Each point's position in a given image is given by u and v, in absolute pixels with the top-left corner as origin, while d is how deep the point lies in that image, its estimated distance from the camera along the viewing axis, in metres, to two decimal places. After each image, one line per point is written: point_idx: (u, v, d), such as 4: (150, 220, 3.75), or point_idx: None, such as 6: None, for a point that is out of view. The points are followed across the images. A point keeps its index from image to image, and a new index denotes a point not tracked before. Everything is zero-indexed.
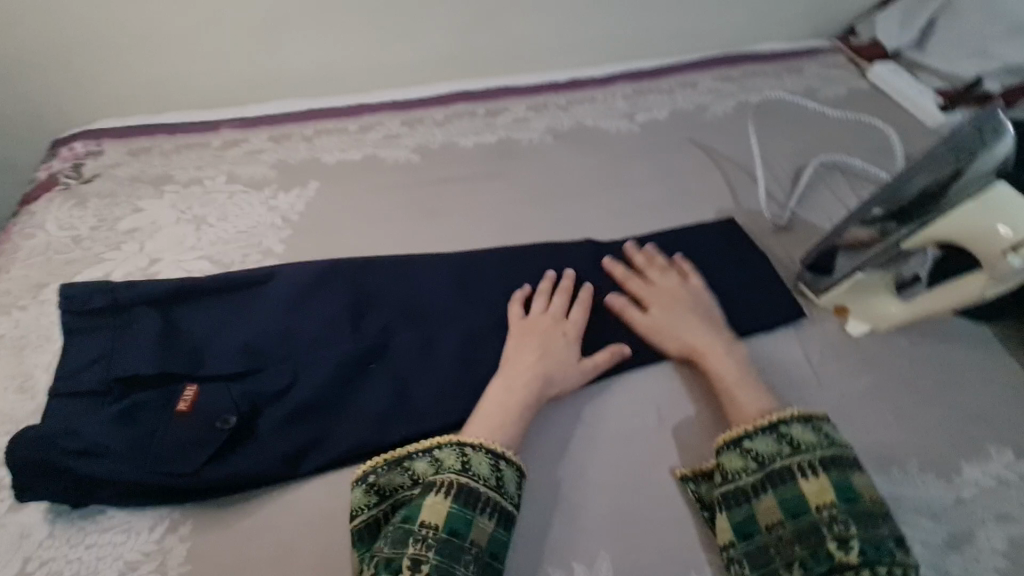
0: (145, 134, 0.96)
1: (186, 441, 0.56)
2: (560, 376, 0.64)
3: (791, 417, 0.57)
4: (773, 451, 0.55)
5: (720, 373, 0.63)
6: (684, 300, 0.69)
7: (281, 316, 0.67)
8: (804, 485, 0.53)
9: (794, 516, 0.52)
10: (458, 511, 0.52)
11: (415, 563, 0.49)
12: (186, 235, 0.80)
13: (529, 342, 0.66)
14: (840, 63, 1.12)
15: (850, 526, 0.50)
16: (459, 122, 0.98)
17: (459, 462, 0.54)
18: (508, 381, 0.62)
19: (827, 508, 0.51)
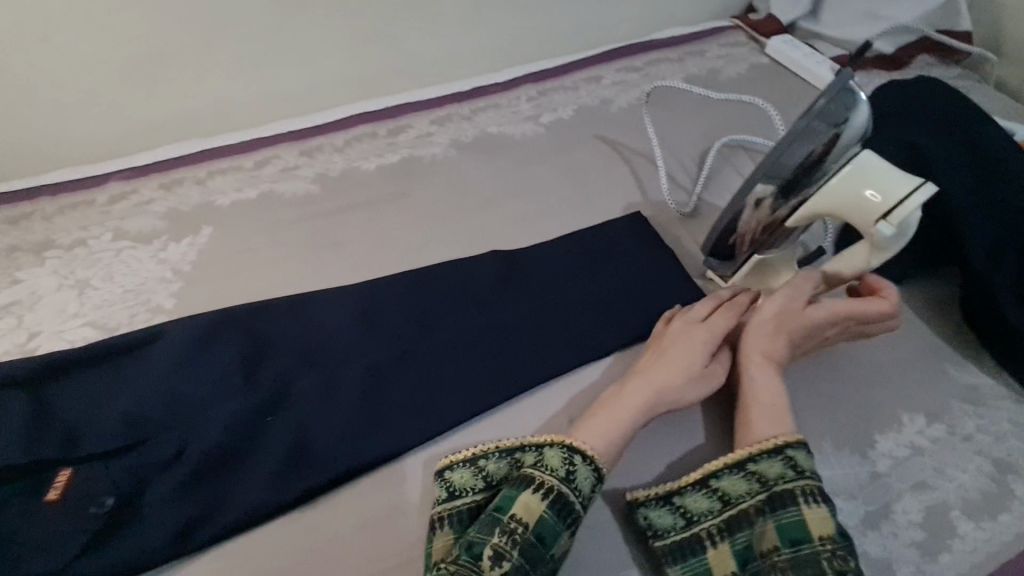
0: (25, 198, 0.90)
1: (61, 532, 0.52)
2: (684, 386, 0.58)
3: (789, 441, 0.53)
4: (777, 473, 0.51)
5: (761, 388, 0.57)
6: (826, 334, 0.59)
7: (166, 378, 0.63)
8: (808, 512, 0.49)
9: (793, 545, 0.48)
10: (551, 518, 0.49)
11: (496, 557, 0.47)
12: (69, 302, 0.75)
13: (673, 345, 0.61)
14: (740, 41, 1.12)
15: (850, 561, 0.46)
16: (360, 146, 0.95)
17: (563, 468, 0.52)
18: (629, 391, 0.58)
19: (829, 541, 0.47)
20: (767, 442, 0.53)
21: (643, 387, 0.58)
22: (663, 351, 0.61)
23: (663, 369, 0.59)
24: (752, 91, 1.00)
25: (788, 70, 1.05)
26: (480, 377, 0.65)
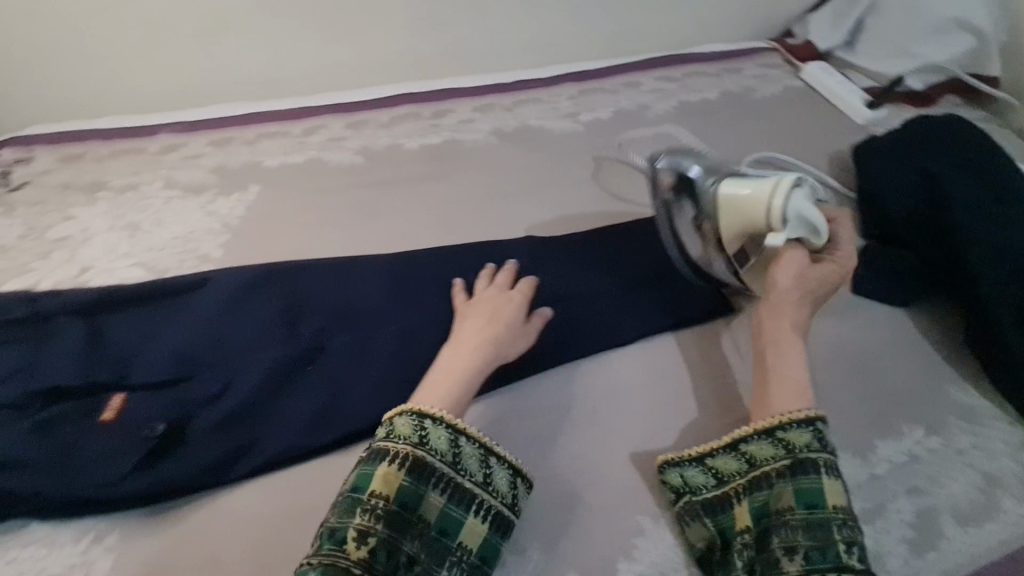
0: (79, 140, 0.93)
1: (112, 449, 0.55)
2: (511, 342, 0.65)
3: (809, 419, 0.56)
4: (806, 442, 0.55)
5: (794, 351, 0.61)
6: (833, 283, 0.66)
7: (214, 321, 0.66)
8: (827, 482, 0.53)
9: (808, 508, 0.52)
10: (411, 484, 0.51)
11: (363, 535, 0.49)
12: (120, 241, 0.78)
13: (476, 313, 0.66)
14: (776, 63, 1.17)
15: (856, 533, 0.51)
16: (405, 124, 0.99)
17: (417, 434, 0.53)
18: (457, 349, 0.62)
19: (841, 510, 0.52)
20: (784, 416, 0.57)
21: (465, 342, 0.62)
22: (480, 313, 0.66)
23: (469, 333, 0.63)
24: (784, 113, 1.04)
25: (820, 95, 1.09)
26: None
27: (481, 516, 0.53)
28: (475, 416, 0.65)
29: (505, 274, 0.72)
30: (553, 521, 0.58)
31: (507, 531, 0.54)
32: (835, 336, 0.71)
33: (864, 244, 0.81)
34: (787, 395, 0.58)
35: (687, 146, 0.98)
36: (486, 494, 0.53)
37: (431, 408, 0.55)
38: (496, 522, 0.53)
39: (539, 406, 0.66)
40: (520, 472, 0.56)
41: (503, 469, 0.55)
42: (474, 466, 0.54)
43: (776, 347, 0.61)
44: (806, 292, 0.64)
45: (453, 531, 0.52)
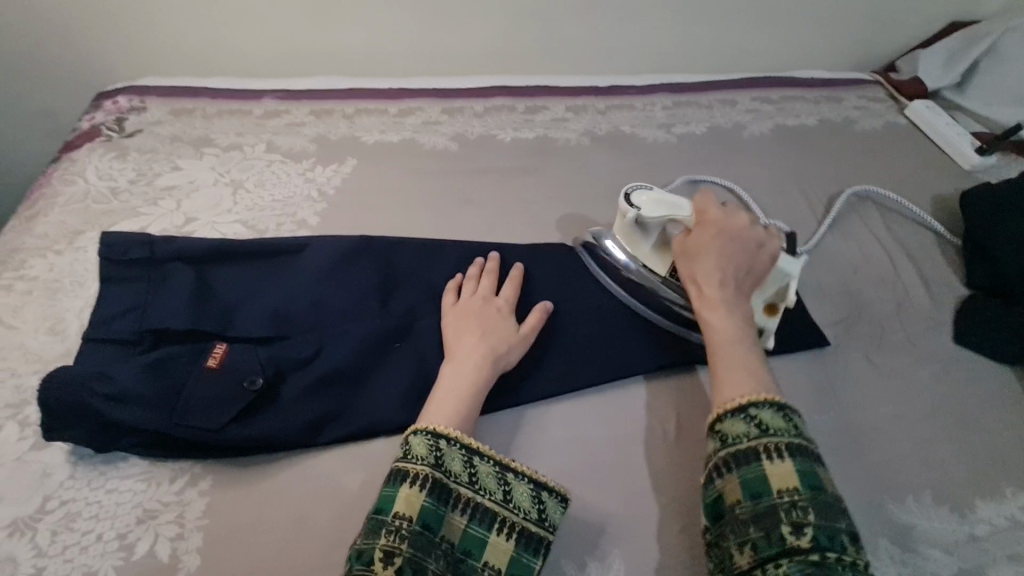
0: (188, 95, 0.96)
1: (215, 396, 0.57)
2: (508, 350, 0.62)
3: (758, 399, 0.52)
4: (739, 432, 0.51)
5: (718, 325, 0.59)
6: (730, 240, 0.64)
7: (313, 285, 0.67)
8: (769, 468, 0.49)
9: (753, 497, 0.48)
10: (432, 505, 0.49)
11: (388, 556, 0.46)
12: (224, 197, 0.81)
13: (468, 325, 0.63)
14: (879, 96, 1.12)
15: (808, 513, 0.46)
16: (498, 116, 0.99)
17: (432, 454, 0.51)
18: (457, 366, 0.59)
19: (788, 493, 0.47)
20: (725, 403, 0.53)
21: (471, 360, 0.59)
22: (474, 327, 0.63)
23: (466, 347, 0.60)
24: (886, 149, 1.01)
25: (925, 135, 1.05)
26: (597, 352, 0.67)
27: (506, 533, 0.51)
28: (556, 416, 0.63)
29: (487, 277, 0.69)
30: (637, 531, 0.56)
31: (537, 549, 0.51)
32: (933, 388, 0.69)
33: (967, 295, 0.78)
34: (730, 371, 0.55)
35: (783, 171, 0.95)
36: (507, 511, 0.51)
37: (445, 427, 0.53)
38: (524, 538, 0.51)
39: (625, 413, 0.64)
40: (543, 486, 0.53)
41: (523, 483, 0.52)
42: (492, 484, 0.52)
43: (706, 328, 0.60)
44: (702, 268, 0.63)
45: (477, 551, 0.50)
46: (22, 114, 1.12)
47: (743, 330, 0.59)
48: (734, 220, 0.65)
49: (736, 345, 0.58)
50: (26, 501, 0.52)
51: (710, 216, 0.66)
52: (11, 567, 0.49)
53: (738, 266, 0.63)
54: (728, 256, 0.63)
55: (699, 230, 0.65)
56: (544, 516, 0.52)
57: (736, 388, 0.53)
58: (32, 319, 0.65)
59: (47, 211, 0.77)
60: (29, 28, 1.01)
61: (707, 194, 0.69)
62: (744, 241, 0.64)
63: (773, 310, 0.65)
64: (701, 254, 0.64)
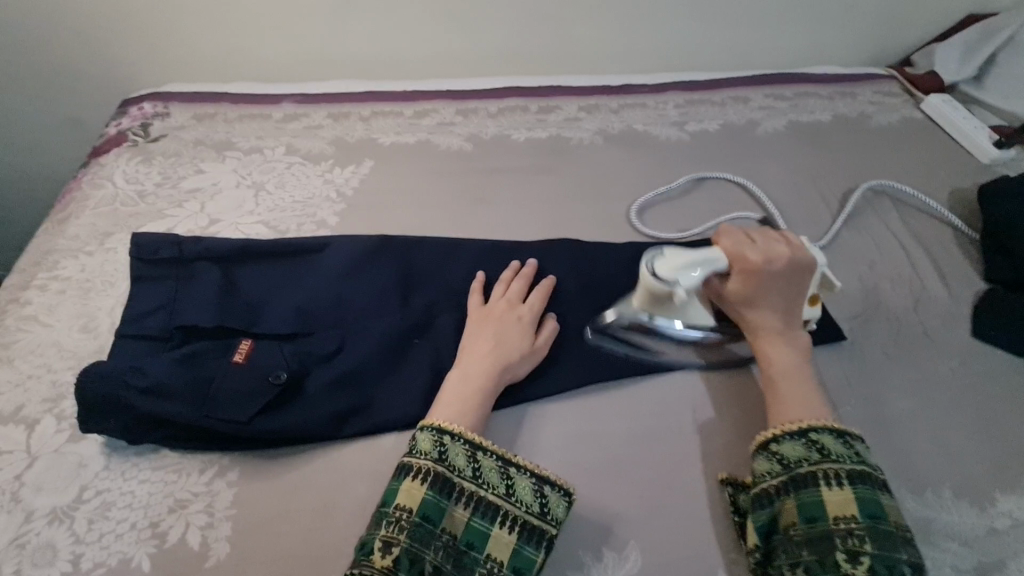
0: (210, 101, 0.99)
1: (243, 389, 0.59)
2: (519, 360, 0.63)
3: (820, 425, 0.54)
4: (800, 455, 0.53)
5: (779, 360, 0.60)
6: (778, 274, 0.63)
7: (333, 283, 0.69)
8: (827, 494, 0.51)
9: (810, 521, 0.50)
10: (434, 498, 0.51)
11: (387, 545, 0.48)
12: (246, 199, 0.83)
13: (485, 329, 0.64)
14: (895, 91, 1.11)
15: (866, 542, 0.48)
16: (512, 116, 1.00)
17: (436, 449, 0.52)
18: (465, 369, 0.60)
19: (846, 521, 0.49)
20: (786, 426, 0.55)
21: (479, 365, 0.60)
22: (489, 332, 0.64)
23: (477, 354, 0.61)
24: (902, 144, 1.00)
25: (942, 129, 1.04)
26: (613, 351, 0.68)
27: (508, 526, 0.51)
28: (574, 411, 0.64)
29: (519, 280, 0.70)
30: (654, 524, 0.56)
31: (540, 542, 0.51)
32: (952, 382, 0.68)
33: (986, 288, 0.78)
34: (794, 405, 0.57)
35: (797, 167, 0.95)
36: (510, 505, 0.52)
37: (449, 424, 0.54)
38: (526, 531, 0.51)
39: (642, 408, 0.64)
40: (547, 480, 0.53)
41: (525, 478, 0.53)
42: (495, 478, 0.53)
43: (765, 362, 0.61)
44: (753, 305, 0.63)
45: (480, 543, 0.51)
46: (51, 122, 1.16)
47: (801, 361, 0.61)
48: (773, 251, 0.63)
49: (797, 378, 0.59)
50: (64, 491, 0.54)
51: (747, 250, 0.63)
52: (51, 553, 0.51)
53: (785, 298, 0.63)
54: (777, 290, 0.63)
55: (739, 267, 0.63)
56: (546, 510, 0.52)
57: (805, 417, 0.55)
58: (67, 317, 0.67)
59: (78, 214, 0.80)
60: (57, 38, 1.05)
61: (727, 228, 0.67)
62: (793, 272, 0.63)
63: (813, 299, 0.66)
64: (753, 293, 0.62)
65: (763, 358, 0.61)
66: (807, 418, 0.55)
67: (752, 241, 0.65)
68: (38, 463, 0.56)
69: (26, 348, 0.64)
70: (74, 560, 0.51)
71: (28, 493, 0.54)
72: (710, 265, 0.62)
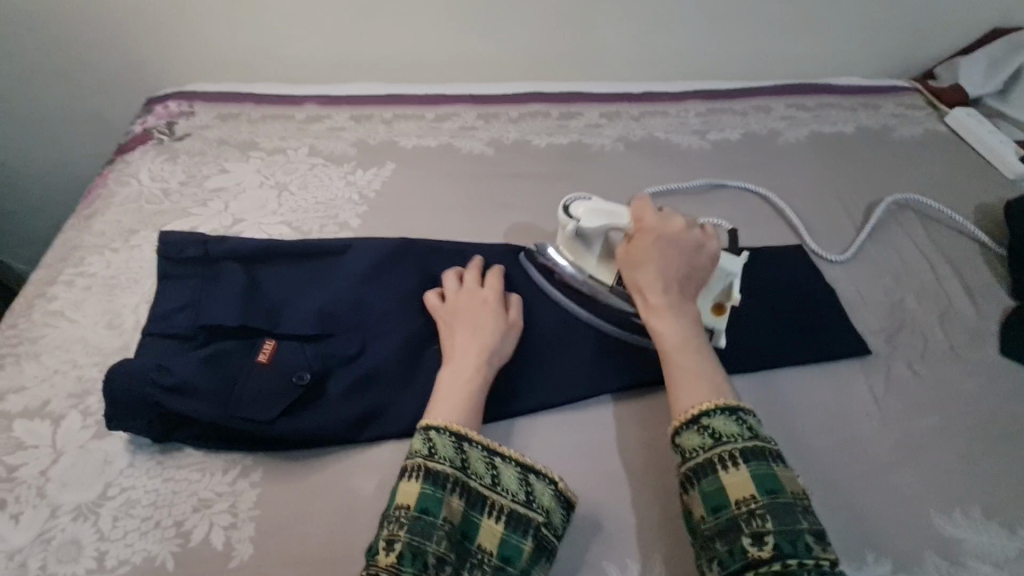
0: (234, 101, 0.99)
1: (266, 390, 0.58)
2: (501, 340, 0.63)
3: (713, 407, 0.52)
4: (694, 445, 0.51)
5: (668, 333, 0.59)
6: (673, 246, 0.62)
7: (356, 285, 0.68)
8: (725, 478, 0.49)
9: (714, 511, 0.48)
10: (429, 490, 0.49)
11: (389, 543, 0.47)
12: (270, 199, 0.84)
13: (457, 324, 0.63)
14: (918, 104, 1.10)
15: (766, 521, 0.46)
16: (533, 121, 1.00)
17: (425, 445, 0.52)
18: (457, 366, 0.59)
19: (745, 503, 0.48)
20: (681, 416, 0.53)
21: (465, 360, 0.60)
22: (462, 325, 0.63)
23: (461, 348, 0.61)
24: (926, 157, 0.99)
25: (966, 144, 1.03)
26: (633, 362, 0.67)
27: (496, 516, 0.51)
28: (593, 421, 0.64)
29: (470, 271, 0.69)
30: (675, 536, 0.56)
31: (527, 530, 0.51)
32: (978, 399, 0.68)
33: (1012, 305, 0.77)
34: (687, 381, 0.55)
35: (819, 179, 0.94)
36: (496, 495, 0.52)
37: (468, 429, 0.54)
38: (512, 521, 0.51)
39: (663, 419, 0.64)
40: (532, 469, 0.53)
41: (511, 467, 0.53)
42: (482, 468, 0.52)
43: (658, 335, 0.59)
44: (649, 275, 0.62)
45: (474, 533, 0.51)
46: (76, 119, 1.17)
47: (693, 334, 0.59)
48: (672, 225, 0.64)
49: (689, 353, 0.57)
50: (88, 488, 0.55)
51: (646, 219, 0.65)
52: (76, 550, 0.51)
53: (682, 268, 0.62)
54: (671, 262, 0.62)
55: (640, 238, 0.64)
56: (533, 498, 0.52)
57: (693, 402, 0.53)
58: (93, 313, 0.68)
59: (104, 211, 0.80)
60: (85, 36, 1.06)
61: (644, 198, 0.67)
62: (690, 244, 0.63)
63: (719, 309, 0.66)
64: (647, 262, 0.62)
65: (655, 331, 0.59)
66: (696, 402, 0.53)
67: (656, 215, 0.65)
68: (63, 460, 0.56)
69: (53, 343, 0.65)
70: (99, 557, 0.51)
71: (53, 489, 0.54)
72: (614, 216, 0.67)
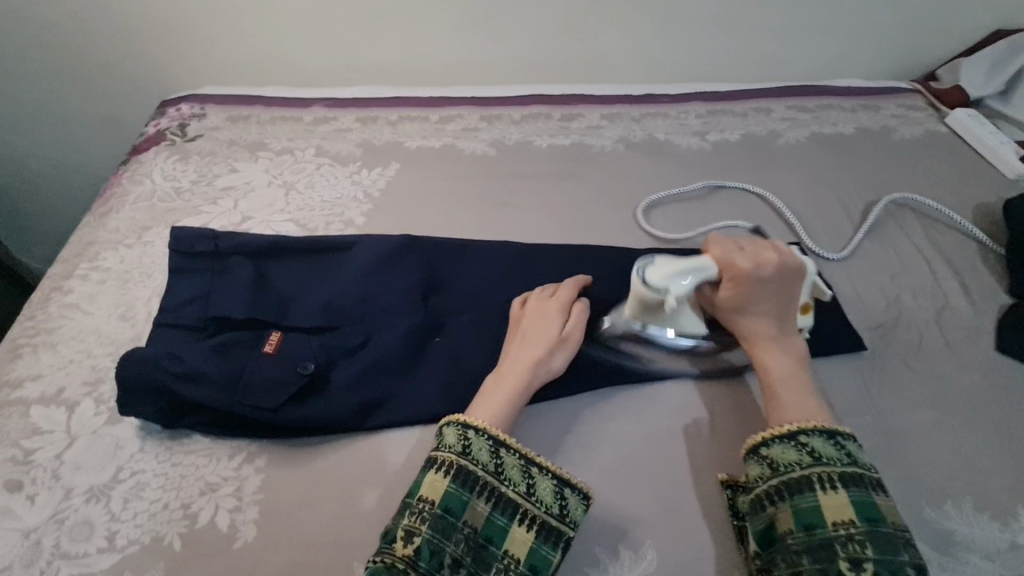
0: (244, 103, 1.02)
1: (271, 379, 0.60)
2: (548, 357, 0.62)
3: (813, 428, 0.53)
4: (791, 460, 0.52)
5: (775, 368, 0.59)
6: (770, 279, 0.61)
7: (360, 279, 0.70)
8: (823, 499, 0.50)
9: (808, 529, 0.49)
10: (456, 490, 0.51)
11: (410, 534, 0.49)
12: (277, 197, 0.86)
13: (514, 334, 0.65)
14: (918, 105, 1.10)
15: (866, 548, 0.47)
16: (535, 123, 1.02)
17: (461, 443, 0.53)
18: (497, 373, 0.60)
19: (844, 526, 0.48)
20: (784, 428, 0.54)
21: (513, 370, 0.60)
22: (519, 337, 0.64)
23: (509, 358, 0.62)
24: (926, 157, 1.00)
25: (967, 145, 1.03)
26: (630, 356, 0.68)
27: (527, 524, 0.52)
28: (590, 414, 0.64)
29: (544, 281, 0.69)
30: (666, 526, 0.57)
31: (557, 543, 0.52)
32: (974, 395, 0.68)
33: (1011, 303, 0.77)
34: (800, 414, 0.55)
35: (819, 179, 0.95)
36: (529, 504, 0.53)
37: (501, 431, 0.55)
38: (543, 532, 0.52)
39: (662, 412, 0.65)
40: (567, 483, 0.54)
41: (547, 479, 0.54)
42: (517, 476, 0.53)
43: (761, 370, 0.60)
44: (746, 312, 0.61)
45: (498, 539, 0.51)
46: (92, 122, 1.21)
47: (798, 367, 0.59)
48: (766, 258, 0.62)
49: (796, 388, 0.57)
50: (100, 471, 0.57)
51: (735, 257, 0.62)
52: (88, 529, 0.53)
53: (778, 304, 0.62)
54: (774, 295, 0.62)
55: (731, 277, 0.61)
56: (565, 512, 0.53)
57: (799, 424, 0.54)
58: (107, 305, 0.70)
59: (117, 209, 0.83)
60: (103, 42, 1.10)
61: (718, 236, 0.65)
62: (784, 279, 0.62)
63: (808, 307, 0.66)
64: (745, 302, 0.61)
65: (760, 365, 0.60)
66: (798, 419, 0.54)
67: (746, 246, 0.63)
68: (77, 444, 0.58)
69: (69, 334, 0.67)
70: (109, 537, 0.53)
71: (67, 472, 0.56)
72: (702, 272, 0.62)
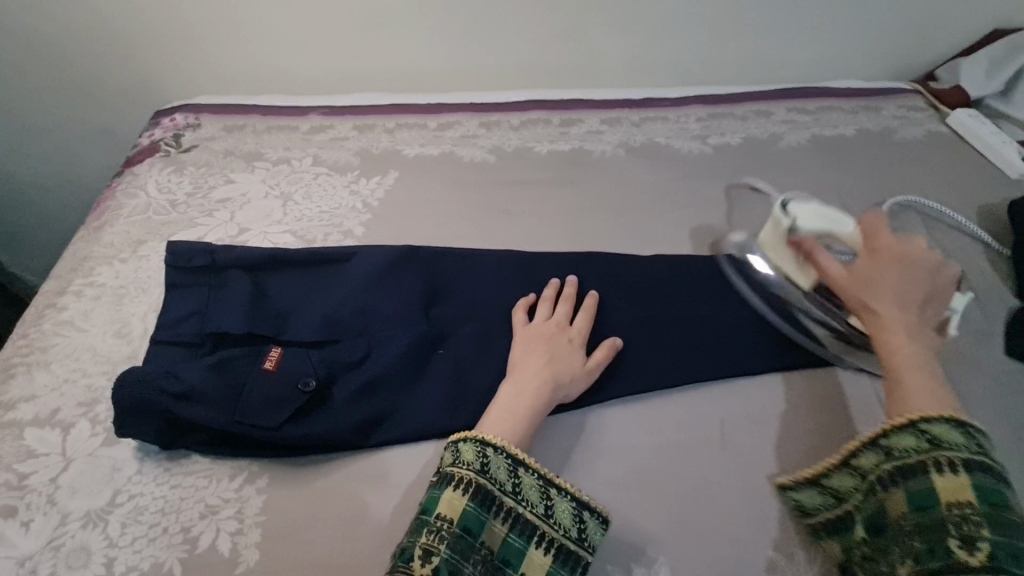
0: (239, 113, 1.01)
1: (272, 396, 0.59)
2: (569, 383, 0.62)
3: (938, 415, 0.51)
4: (908, 445, 0.52)
5: (900, 344, 0.57)
6: (914, 262, 0.63)
7: (361, 292, 0.69)
8: (938, 480, 0.49)
9: (919, 509, 0.49)
10: (474, 510, 0.50)
11: (426, 554, 0.48)
12: (274, 209, 0.85)
13: (536, 348, 0.64)
14: (919, 105, 1.10)
15: (982, 528, 0.46)
16: (534, 128, 1.01)
17: (479, 460, 0.52)
18: (520, 388, 0.59)
19: (959, 507, 0.47)
20: (914, 412, 0.52)
21: (538, 387, 0.59)
22: (544, 353, 0.63)
23: (533, 373, 0.61)
24: (929, 158, 0.99)
25: (969, 145, 1.03)
26: (637, 365, 0.67)
27: (544, 547, 0.51)
28: (596, 426, 0.63)
29: (562, 303, 0.69)
30: (674, 541, 0.56)
31: (575, 567, 0.51)
32: (985, 401, 0.67)
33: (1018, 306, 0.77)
34: (917, 394, 0.53)
35: (822, 181, 0.94)
36: (548, 526, 0.52)
37: (519, 450, 0.54)
38: (562, 555, 0.51)
39: (669, 421, 0.64)
40: (586, 506, 0.53)
41: (565, 501, 0.53)
42: (534, 497, 0.53)
43: (885, 346, 0.58)
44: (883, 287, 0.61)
45: (515, 562, 0.51)
46: (85, 135, 1.20)
47: (924, 351, 0.57)
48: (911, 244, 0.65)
49: (921, 367, 0.55)
50: (97, 495, 0.55)
51: (881, 234, 0.66)
52: (86, 556, 0.52)
53: (917, 288, 0.61)
54: (911, 276, 0.62)
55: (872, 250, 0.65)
56: (584, 536, 0.52)
57: (919, 406, 0.52)
58: (102, 322, 0.69)
59: (111, 222, 0.82)
60: (93, 51, 1.08)
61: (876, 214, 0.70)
62: (928, 266, 0.63)
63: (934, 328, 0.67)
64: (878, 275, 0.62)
65: (882, 343, 0.58)
66: (920, 408, 0.52)
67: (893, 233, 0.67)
68: (72, 466, 0.57)
69: (62, 353, 0.66)
70: (108, 564, 0.51)
71: (63, 497, 0.55)
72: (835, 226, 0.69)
